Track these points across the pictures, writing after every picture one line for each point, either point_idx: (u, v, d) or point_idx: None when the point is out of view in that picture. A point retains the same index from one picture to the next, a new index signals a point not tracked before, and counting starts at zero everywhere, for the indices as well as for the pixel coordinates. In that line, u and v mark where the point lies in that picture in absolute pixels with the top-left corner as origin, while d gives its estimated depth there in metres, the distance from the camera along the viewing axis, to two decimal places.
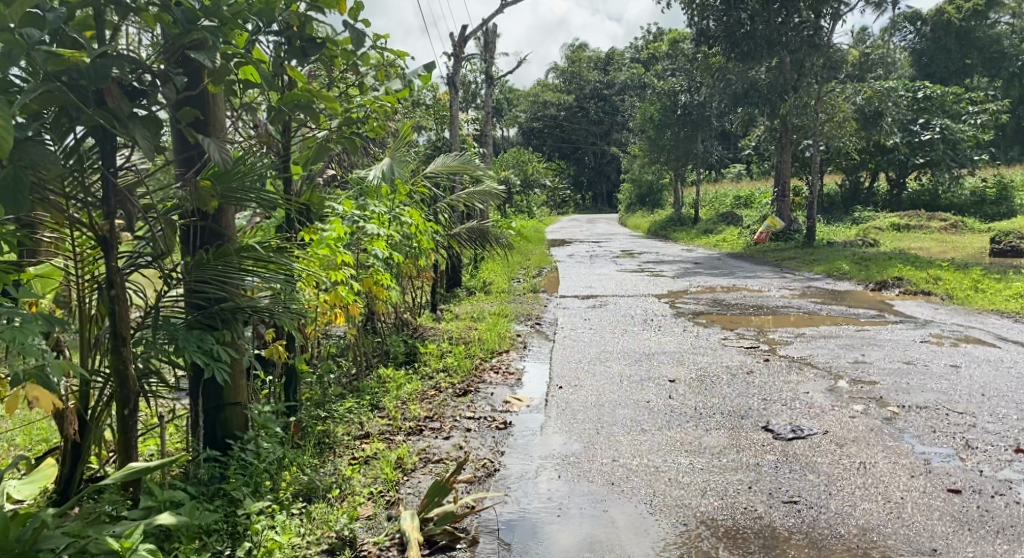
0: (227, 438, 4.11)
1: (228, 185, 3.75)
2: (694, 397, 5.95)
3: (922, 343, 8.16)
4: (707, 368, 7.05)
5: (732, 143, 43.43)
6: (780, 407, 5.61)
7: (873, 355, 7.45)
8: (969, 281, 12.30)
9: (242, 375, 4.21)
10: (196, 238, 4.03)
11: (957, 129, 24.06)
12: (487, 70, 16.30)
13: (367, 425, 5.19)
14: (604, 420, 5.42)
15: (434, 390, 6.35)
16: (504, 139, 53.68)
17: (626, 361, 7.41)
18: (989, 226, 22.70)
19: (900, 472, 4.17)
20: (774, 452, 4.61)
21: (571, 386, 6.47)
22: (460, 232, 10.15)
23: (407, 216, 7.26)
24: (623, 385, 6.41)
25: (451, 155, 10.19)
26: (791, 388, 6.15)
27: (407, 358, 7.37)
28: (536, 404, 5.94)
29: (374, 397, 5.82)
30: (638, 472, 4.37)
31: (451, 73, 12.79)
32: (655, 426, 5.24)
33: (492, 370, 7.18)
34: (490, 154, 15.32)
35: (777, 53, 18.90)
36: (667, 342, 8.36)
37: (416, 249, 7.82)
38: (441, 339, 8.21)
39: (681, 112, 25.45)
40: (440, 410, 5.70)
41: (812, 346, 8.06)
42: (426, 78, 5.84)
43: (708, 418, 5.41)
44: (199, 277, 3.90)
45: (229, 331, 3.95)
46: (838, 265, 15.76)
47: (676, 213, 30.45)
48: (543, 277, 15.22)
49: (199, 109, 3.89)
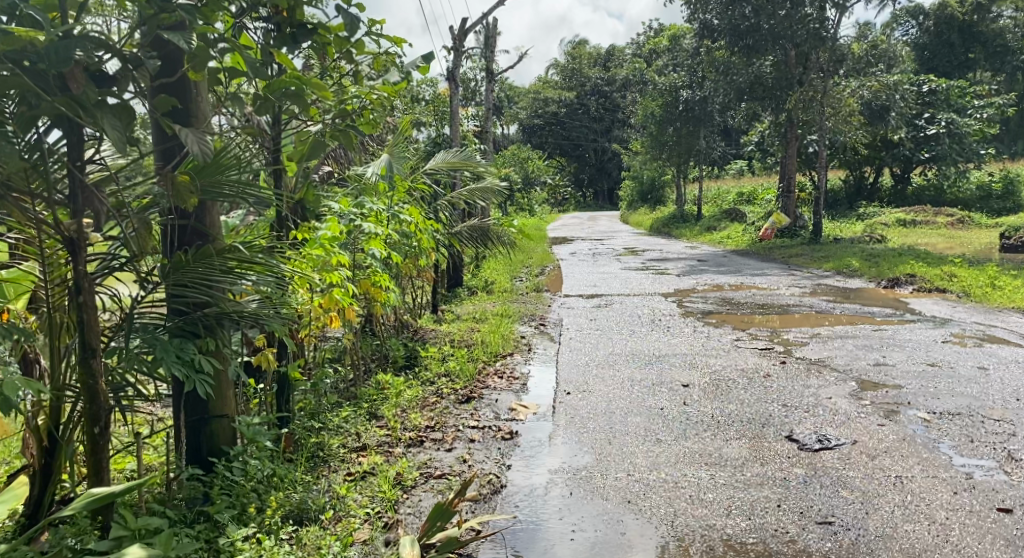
0: (213, 453, 3.87)
1: (212, 179, 3.53)
2: (710, 404, 5.64)
3: (943, 343, 7.84)
4: (720, 371, 6.74)
5: (734, 139, 43.08)
6: (803, 414, 5.30)
7: (893, 357, 7.14)
8: (984, 278, 11.97)
9: (229, 386, 3.95)
10: (176, 238, 3.74)
11: (963, 123, 23.74)
12: (487, 65, 15.99)
13: (364, 436, 4.89)
14: (616, 429, 5.11)
15: (436, 396, 6.03)
16: (504, 137, 53.38)
17: (637, 364, 7.10)
18: (997, 221, 22.37)
19: (943, 489, 3.87)
20: (802, 465, 4.30)
21: (579, 391, 6.16)
22: (461, 231, 9.83)
23: (406, 214, 6.96)
24: (635, 391, 6.10)
25: (451, 151, 9.87)
26: (812, 393, 5.84)
27: (407, 362, 7.06)
28: (543, 412, 5.63)
29: (372, 405, 5.51)
30: (657, 488, 4.07)
31: (450, 68, 12.47)
32: (671, 436, 4.94)
33: (496, 374, 6.85)
34: (491, 152, 15.02)
35: (782, 46, 18.56)
36: (677, 344, 8.05)
37: (416, 249, 7.51)
38: (443, 342, 7.89)
39: (684, 108, 25.12)
40: (443, 418, 5.39)
41: (828, 347, 7.75)
42: (426, 69, 5.55)
43: (727, 426, 5.11)
44: (179, 280, 3.58)
45: (213, 340, 3.67)
46: (847, 261, 15.45)
47: (679, 210, 30.13)
48: (546, 275, 14.89)
49: (176, 97, 3.61)
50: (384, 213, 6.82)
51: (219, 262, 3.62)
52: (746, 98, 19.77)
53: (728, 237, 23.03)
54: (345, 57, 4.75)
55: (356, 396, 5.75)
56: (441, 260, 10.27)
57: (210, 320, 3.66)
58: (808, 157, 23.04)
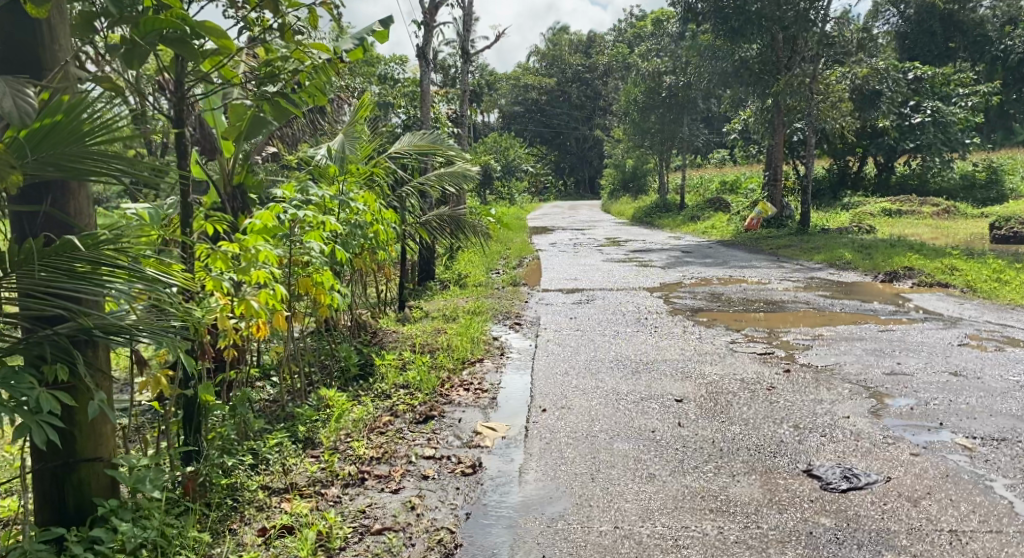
0: (79, 507, 3.05)
1: (65, 149, 2.74)
2: (710, 426, 4.80)
3: (960, 346, 7.07)
4: (716, 382, 5.91)
5: (716, 128, 42.28)
6: (820, 440, 4.50)
7: (910, 365, 6.32)
8: (989, 271, 11.26)
9: (105, 421, 3.12)
10: (23, 230, 2.93)
11: (949, 112, 23.08)
12: (462, 46, 15.05)
13: (292, 473, 4.05)
14: (599, 461, 4.26)
15: (388, 416, 5.15)
16: (484, 125, 52.31)
17: (622, 373, 6.24)
18: (983, 211, 21.76)
19: (1015, 554, 3.12)
20: (830, 515, 3.50)
21: (557, 409, 5.27)
22: (430, 220, 8.88)
23: (360, 203, 6.11)
24: (620, 408, 5.23)
25: (419, 133, 8.96)
26: (826, 412, 5.03)
27: (361, 373, 6.17)
28: (513, 436, 4.76)
29: (307, 429, 4.67)
30: (653, 549, 3.28)
31: (421, 45, 11.54)
32: (667, 471, 4.08)
33: (461, 386, 5.95)
34: (464, 136, 14.11)
35: (769, 29, 17.73)
36: (666, 348, 7.20)
37: (372, 242, 6.61)
38: (403, 347, 6.94)
39: (666, 94, 24.30)
40: (393, 446, 4.53)
41: (834, 352, 6.92)
42: (383, 35, 4.73)
43: (731, 457, 4.27)
44: (17, 289, 2.74)
45: (66, 365, 2.85)
46: (840, 253, 14.69)
47: (661, 198, 29.31)
48: (524, 268, 14.01)
49: (11, 40, 2.77)
50: (332, 201, 5.97)
51: (69, 266, 2.79)
52: (731, 83, 19.01)
53: (713, 227, 22.26)
54: (271, 10, 3.97)
55: (293, 417, 4.90)
56: (409, 251, 9.36)
57: (62, 341, 2.85)
58: (795, 145, 22.34)
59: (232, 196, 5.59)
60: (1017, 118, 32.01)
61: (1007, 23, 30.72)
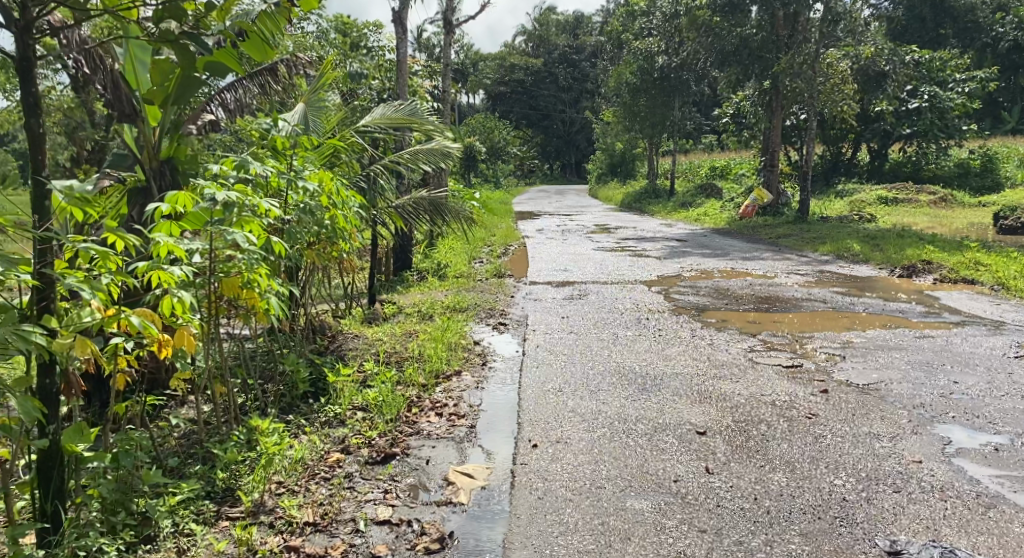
0: None
1: None
2: (750, 473, 3.75)
3: (1015, 359, 6.05)
4: (742, 406, 4.84)
5: (705, 112, 41.12)
6: (894, 496, 3.48)
7: (969, 386, 5.27)
8: (1017, 266, 10.22)
9: None
10: None
11: (946, 96, 21.82)
12: (445, 15, 13.81)
13: (192, 552, 3.06)
14: (610, 530, 3.23)
15: (336, 454, 4.05)
16: (468, 106, 50.81)
17: (627, 392, 5.15)
18: (981, 200, 20.77)
19: None
20: None
21: (552, 444, 4.18)
22: (403, 205, 7.64)
23: (312, 183, 4.96)
24: (632, 444, 4.15)
25: (391, 105, 7.81)
26: (890, 453, 3.98)
27: (313, 390, 5.06)
28: (496, 486, 3.69)
29: (228, 477, 3.59)
30: None
31: (397, 9, 10.35)
32: (701, 550, 3.09)
33: (432, 410, 4.82)
34: (445, 113, 12.85)
35: (770, 5, 16.41)
36: (675, 358, 6.13)
37: (330, 232, 5.43)
38: (364, 356, 5.80)
39: (659, 76, 23.11)
40: (336, 505, 3.48)
41: (873, 365, 5.89)
42: None
43: (784, 525, 3.24)
44: None
45: None
46: (846, 243, 13.69)
47: (652, 183, 28.16)
48: (509, 257, 12.88)
49: None
50: (276, 177, 4.81)
51: None
52: (728, 62, 17.76)
53: (708, 213, 21.19)
54: None
55: (214, 459, 3.82)
56: (377, 238, 8.20)
57: None
58: (790, 130, 21.31)
59: (158, 172, 4.48)
60: (1006, 106, 30.93)
61: (997, 9, 29.77)
